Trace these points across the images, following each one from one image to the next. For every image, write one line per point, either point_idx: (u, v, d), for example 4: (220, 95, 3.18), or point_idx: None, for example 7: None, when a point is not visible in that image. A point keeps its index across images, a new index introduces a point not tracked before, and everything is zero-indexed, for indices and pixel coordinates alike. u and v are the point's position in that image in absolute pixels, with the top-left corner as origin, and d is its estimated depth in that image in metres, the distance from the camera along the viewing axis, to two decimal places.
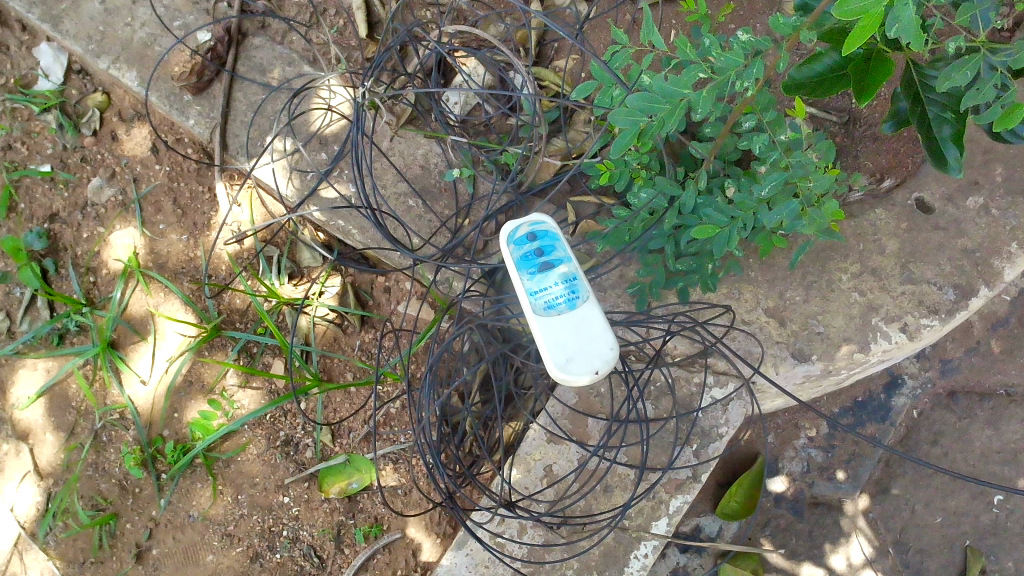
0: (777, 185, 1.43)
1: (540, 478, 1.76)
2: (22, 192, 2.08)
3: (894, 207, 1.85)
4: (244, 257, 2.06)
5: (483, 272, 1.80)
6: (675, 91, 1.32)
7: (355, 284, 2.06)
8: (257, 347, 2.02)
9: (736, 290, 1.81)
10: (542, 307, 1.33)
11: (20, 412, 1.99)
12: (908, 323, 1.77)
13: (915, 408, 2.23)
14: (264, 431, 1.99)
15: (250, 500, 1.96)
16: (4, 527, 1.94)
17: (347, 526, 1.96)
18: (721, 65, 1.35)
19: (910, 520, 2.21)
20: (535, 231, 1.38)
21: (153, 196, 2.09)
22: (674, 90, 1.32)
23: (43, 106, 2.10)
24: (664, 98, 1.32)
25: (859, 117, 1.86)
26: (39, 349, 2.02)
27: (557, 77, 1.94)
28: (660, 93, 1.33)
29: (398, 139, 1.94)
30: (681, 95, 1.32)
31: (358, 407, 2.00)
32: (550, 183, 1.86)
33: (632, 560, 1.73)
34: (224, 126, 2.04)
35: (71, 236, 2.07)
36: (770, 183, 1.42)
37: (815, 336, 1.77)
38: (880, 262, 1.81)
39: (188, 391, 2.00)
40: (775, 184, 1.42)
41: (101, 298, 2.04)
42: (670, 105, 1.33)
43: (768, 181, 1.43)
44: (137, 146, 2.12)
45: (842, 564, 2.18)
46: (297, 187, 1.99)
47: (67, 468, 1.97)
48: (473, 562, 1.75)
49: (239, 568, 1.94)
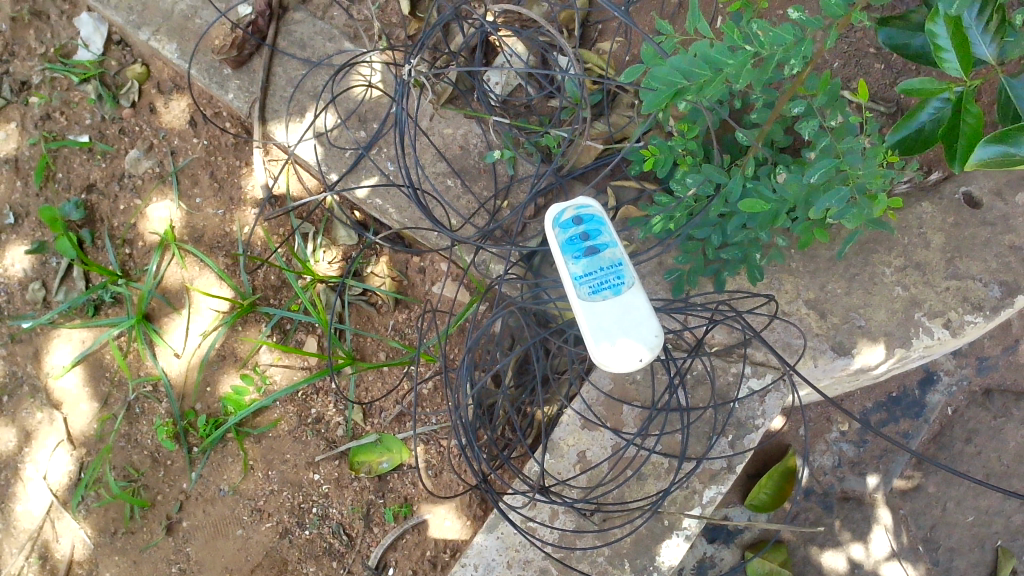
0: (827, 172, 1.38)
1: (573, 464, 1.75)
2: (59, 162, 2.08)
3: (941, 200, 1.82)
4: (280, 233, 2.05)
5: (522, 255, 1.80)
6: (720, 58, 1.28)
7: (390, 264, 2.05)
8: (291, 323, 2.02)
9: (777, 281, 1.80)
10: (587, 291, 1.32)
11: (55, 381, 2.00)
12: (951, 319, 1.75)
13: (949, 405, 2.20)
14: (296, 408, 1.99)
15: (280, 476, 1.96)
16: (37, 493, 1.97)
17: (377, 505, 1.96)
18: (769, 42, 1.32)
19: (941, 517, 2.19)
20: (581, 216, 1.38)
21: (191, 169, 2.08)
22: (719, 58, 1.28)
23: (82, 76, 2.10)
24: (707, 66, 1.29)
25: (907, 109, 1.86)
26: (74, 319, 2.02)
27: (599, 59, 1.92)
28: (704, 63, 1.29)
29: (438, 118, 1.93)
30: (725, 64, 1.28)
31: (391, 386, 1.99)
32: (591, 167, 1.84)
33: (663, 549, 1.71)
34: (264, 100, 2.03)
35: (108, 208, 2.08)
36: (819, 168, 1.38)
37: (856, 329, 1.76)
38: (924, 257, 1.79)
39: (221, 365, 2.00)
40: (824, 170, 1.38)
41: (136, 271, 2.05)
42: (714, 75, 1.30)
43: (817, 167, 1.38)
44: (175, 119, 2.11)
45: (862, 554, 2.16)
46: (334, 164, 1.98)
47: (100, 439, 1.98)
48: (503, 545, 1.74)
49: (269, 544, 1.94)
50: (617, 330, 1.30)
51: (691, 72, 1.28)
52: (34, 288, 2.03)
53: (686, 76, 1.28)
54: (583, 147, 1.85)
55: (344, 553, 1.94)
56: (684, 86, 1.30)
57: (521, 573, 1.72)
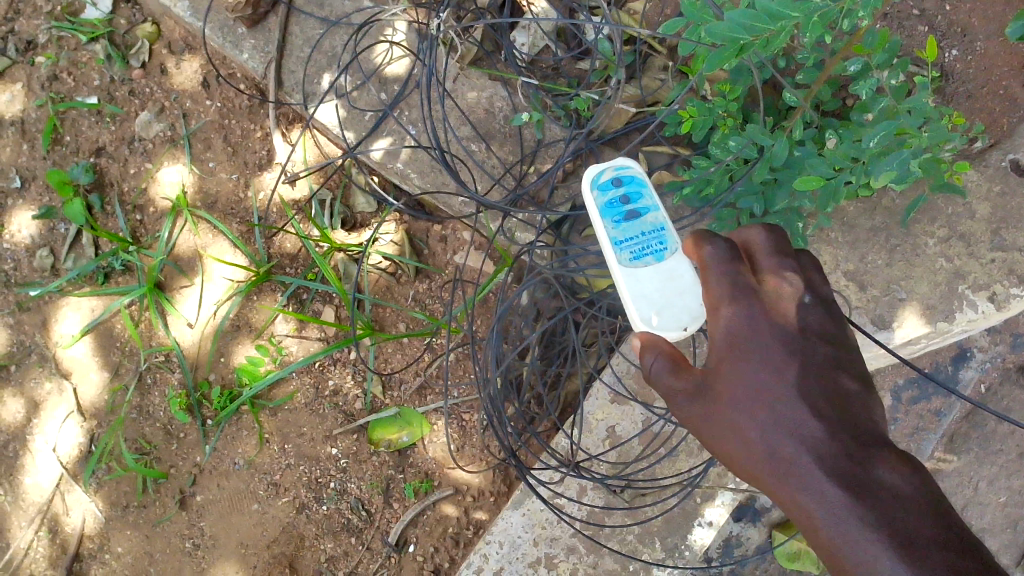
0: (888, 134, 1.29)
1: (603, 439, 1.69)
2: (67, 125, 2.01)
3: (988, 168, 1.74)
4: (298, 199, 1.98)
5: (551, 223, 1.74)
6: (784, 9, 1.13)
7: (409, 232, 1.97)
8: (307, 293, 1.95)
9: (815, 251, 1.73)
10: (629, 257, 1.25)
11: (63, 351, 1.94)
12: (996, 292, 1.68)
13: (983, 382, 2.13)
14: (313, 379, 1.93)
15: (296, 450, 1.91)
16: (47, 465, 1.92)
17: (396, 480, 1.89)
18: None
19: (972, 497, 2.14)
20: (620, 177, 1.31)
21: (203, 132, 2.01)
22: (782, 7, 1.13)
23: (90, 35, 2.01)
24: (771, 18, 1.14)
25: (952, 73, 1.76)
26: (84, 287, 1.96)
27: (631, 20, 1.83)
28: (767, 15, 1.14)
29: (462, 80, 1.85)
30: (789, 16, 1.13)
31: (412, 359, 1.92)
32: (622, 132, 1.78)
33: (695, 528, 1.66)
34: (280, 61, 1.95)
35: (118, 172, 2.01)
36: (880, 131, 1.28)
37: (897, 302, 1.70)
38: (970, 227, 1.71)
39: (236, 335, 1.94)
40: (885, 132, 1.29)
41: (147, 238, 1.98)
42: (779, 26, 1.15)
43: (878, 129, 1.29)
44: (187, 80, 2.03)
45: None
46: (354, 127, 1.91)
47: (112, 410, 1.93)
48: (529, 523, 1.68)
49: (286, 519, 1.88)
50: (660, 297, 1.23)
51: (752, 27, 1.14)
52: (42, 255, 1.96)
53: (747, 31, 1.14)
54: (614, 110, 1.78)
55: (363, 530, 1.88)
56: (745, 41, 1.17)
57: (548, 551, 1.67)
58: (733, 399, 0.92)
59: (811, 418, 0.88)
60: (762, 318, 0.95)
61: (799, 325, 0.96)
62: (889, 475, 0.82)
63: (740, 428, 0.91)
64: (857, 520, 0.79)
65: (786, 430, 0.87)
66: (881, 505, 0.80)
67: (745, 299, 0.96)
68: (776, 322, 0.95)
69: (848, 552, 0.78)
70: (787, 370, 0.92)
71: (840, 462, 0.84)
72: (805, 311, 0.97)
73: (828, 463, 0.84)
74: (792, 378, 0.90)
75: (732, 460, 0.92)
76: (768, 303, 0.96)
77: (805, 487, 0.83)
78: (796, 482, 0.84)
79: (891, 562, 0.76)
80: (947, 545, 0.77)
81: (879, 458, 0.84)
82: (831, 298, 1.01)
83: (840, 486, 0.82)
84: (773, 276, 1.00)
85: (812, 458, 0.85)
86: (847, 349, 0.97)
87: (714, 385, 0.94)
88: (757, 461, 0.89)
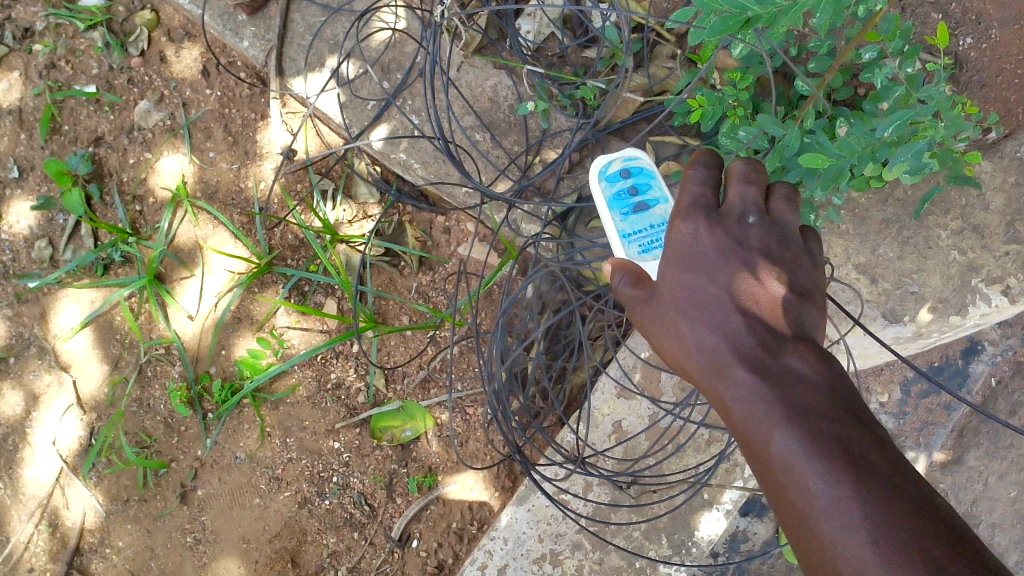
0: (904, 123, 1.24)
1: (609, 434, 1.67)
2: (65, 114, 1.98)
3: (1002, 159, 1.70)
4: (299, 189, 1.95)
5: (557, 214, 1.72)
6: None
7: (413, 223, 1.94)
8: (309, 285, 1.93)
9: (826, 243, 1.70)
10: (637, 250, 1.22)
11: (63, 343, 1.91)
12: (1010, 285, 1.66)
13: (994, 376, 2.09)
14: (315, 372, 1.90)
15: (299, 444, 1.88)
16: (46, 458, 1.90)
17: (400, 475, 1.87)
18: None
19: (982, 492, 2.11)
20: (628, 168, 1.28)
21: (203, 121, 1.98)
22: None
23: (88, 22, 1.98)
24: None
25: (965, 62, 1.69)
26: (83, 278, 1.93)
27: (638, 7, 1.79)
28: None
29: (466, 68, 1.82)
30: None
31: (415, 352, 1.90)
32: (629, 122, 1.75)
33: (702, 524, 1.64)
34: (281, 49, 1.91)
35: (117, 162, 1.98)
36: (895, 120, 1.23)
37: (908, 296, 1.67)
38: (983, 219, 1.68)
39: (237, 328, 1.92)
40: (901, 122, 1.23)
41: (147, 228, 1.95)
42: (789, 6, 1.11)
43: (893, 118, 1.24)
44: (187, 69, 2.00)
45: None
46: (356, 117, 1.88)
47: (112, 403, 1.91)
48: (534, 518, 1.66)
49: (288, 514, 1.86)
50: None
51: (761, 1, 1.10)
52: (40, 247, 1.94)
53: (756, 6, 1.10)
54: (621, 99, 1.74)
55: (366, 524, 1.86)
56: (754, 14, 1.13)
57: (553, 547, 1.65)
58: (671, 299, 0.99)
59: (735, 313, 0.95)
60: (705, 233, 1.01)
61: (738, 231, 1.02)
62: (801, 367, 0.89)
63: (677, 326, 0.98)
64: (768, 406, 0.86)
65: (712, 325, 0.95)
66: (792, 391, 0.87)
67: (693, 214, 1.02)
68: (719, 235, 1.01)
69: (756, 434, 0.86)
70: (720, 274, 0.98)
71: (761, 357, 0.91)
72: (753, 226, 1.02)
73: (751, 357, 0.91)
74: (723, 280, 0.98)
75: (672, 359, 1.00)
76: (716, 219, 1.02)
77: (728, 379, 0.91)
78: (720, 375, 0.92)
79: (782, 425, 0.84)
80: (837, 414, 0.84)
81: (796, 351, 0.91)
82: (792, 219, 1.05)
83: (759, 378, 0.89)
84: (730, 195, 1.05)
85: (734, 350, 0.92)
86: (800, 258, 1.03)
87: (659, 292, 1.01)
88: (690, 356, 0.96)
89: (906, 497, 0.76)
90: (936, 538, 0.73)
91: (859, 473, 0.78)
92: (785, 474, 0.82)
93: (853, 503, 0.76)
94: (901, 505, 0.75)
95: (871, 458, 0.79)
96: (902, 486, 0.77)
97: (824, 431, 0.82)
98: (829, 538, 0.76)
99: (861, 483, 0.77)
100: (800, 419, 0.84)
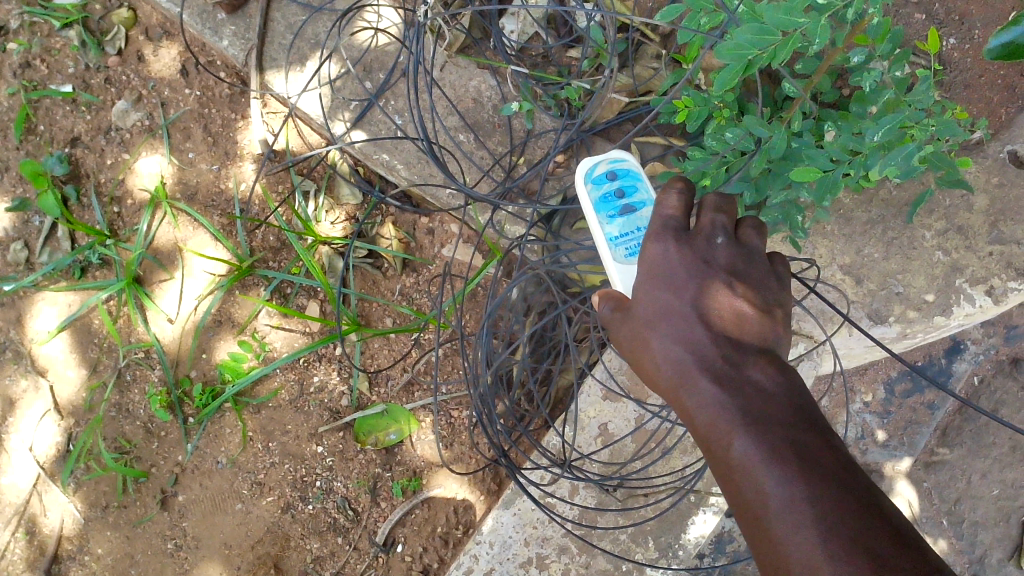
0: (893, 128, 1.25)
1: (595, 437, 1.66)
2: (41, 113, 1.94)
3: (986, 159, 1.71)
4: (280, 191, 1.92)
5: (542, 215, 1.70)
6: (788, 19, 1.13)
7: (396, 224, 1.92)
8: (291, 287, 1.90)
9: (811, 244, 1.70)
10: (624, 254, 1.20)
11: (39, 347, 1.88)
12: (994, 286, 1.66)
13: (976, 375, 2.10)
14: (297, 376, 1.88)
15: (281, 448, 1.86)
16: (23, 465, 1.86)
17: (384, 479, 1.86)
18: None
19: (965, 491, 2.12)
20: (615, 170, 1.27)
21: (182, 122, 1.95)
22: (786, 18, 1.14)
23: (64, 21, 1.94)
24: (776, 29, 1.15)
25: (949, 63, 1.69)
26: (59, 281, 1.90)
27: (622, 7, 1.78)
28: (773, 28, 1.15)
29: (449, 68, 1.80)
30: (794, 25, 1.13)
31: (400, 355, 1.88)
32: (613, 122, 1.73)
33: (689, 526, 1.63)
34: (261, 48, 1.88)
35: (94, 162, 1.94)
36: (884, 125, 1.24)
37: (893, 296, 1.67)
38: (967, 219, 1.68)
39: (218, 331, 1.89)
40: (890, 127, 1.24)
41: (125, 230, 1.92)
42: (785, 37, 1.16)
43: (882, 124, 1.25)
44: (166, 68, 1.97)
45: None
46: (338, 117, 1.85)
47: (90, 409, 1.87)
48: (520, 522, 1.65)
49: (270, 519, 1.84)
50: None
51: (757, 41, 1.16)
52: (16, 249, 1.90)
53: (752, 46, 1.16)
54: (606, 100, 1.73)
55: (350, 529, 1.84)
56: (753, 55, 1.18)
57: (540, 551, 1.64)
58: (641, 312, 0.99)
59: (700, 326, 0.95)
60: (674, 252, 1.00)
61: (708, 248, 1.01)
62: (762, 379, 0.90)
63: (645, 339, 0.98)
64: (728, 414, 0.87)
65: (678, 338, 0.95)
66: (754, 404, 0.87)
67: (663, 236, 1.01)
68: (688, 253, 1.00)
69: (716, 441, 0.87)
70: (687, 288, 0.98)
71: (723, 367, 0.92)
72: (722, 246, 1.01)
73: (713, 368, 0.92)
74: (689, 295, 0.97)
75: (640, 369, 0.99)
76: (687, 241, 1.01)
77: (691, 389, 0.91)
78: (685, 385, 0.92)
79: (744, 441, 0.84)
80: (796, 430, 0.85)
81: (757, 361, 0.92)
82: (758, 243, 1.04)
83: (722, 389, 0.89)
84: (702, 222, 1.04)
85: (699, 363, 0.92)
86: (766, 276, 1.02)
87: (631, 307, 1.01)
88: (656, 369, 0.96)
89: (855, 499, 0.79)
90: (880, 536, 0.76)
91: (817, 492, 0.79)
92: (742, 479, 0.83)
93: (806, 507, 0.78)
94: (850, 508, 0.78)
95: (826, 463, 0.81)
96: (852, 490, 0.80)
97: (782, 440, 0.83)
98: (782, 541, 0.78)
99: (815, 496, 0.78)
100: (758, 427, 0.85)
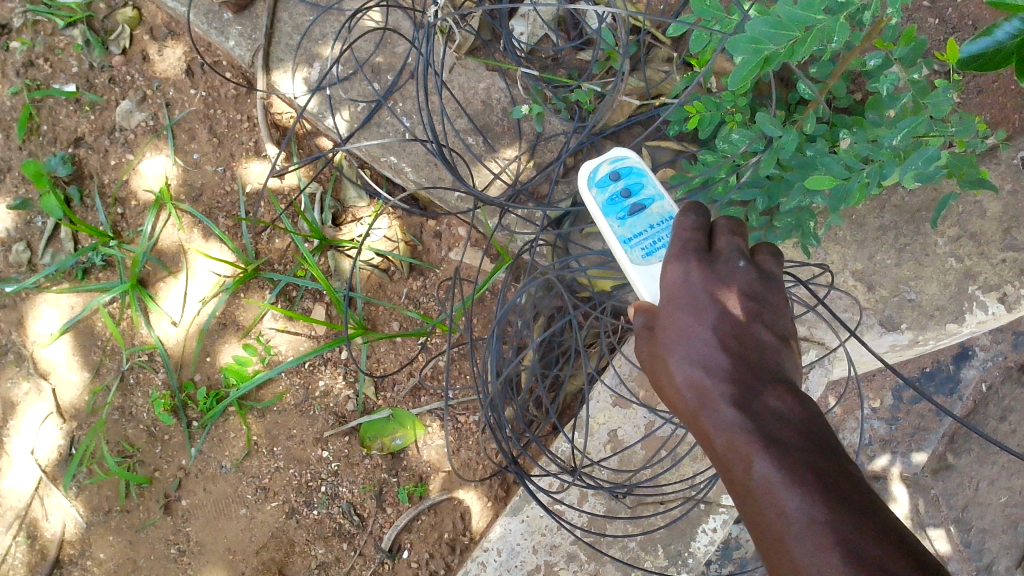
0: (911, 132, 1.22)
1: (604, 443, 1.64)
2: (44, 113, 1.92)
3: (998, 166, 1.69)
4: (286, 193, 1.90)
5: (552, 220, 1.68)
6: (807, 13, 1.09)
7: (403, 227, 1.91)
8: (297, 290, 1.88)
9: (823, 250, 1.69)
10: (641, 255, 1.19)
11: (41, 350, 1.86)
12: (1007, 293, 1.64)
13: (985, 381, 2.08)
14: (302, 380, 1.86)
15: (286, 453, 1.85)
16: (24, 468, 1.84)
17: (389, 484, 1.84)
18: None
19: (973, 497, 2.10)
20: (617, 170, 1.25)
21: (187, 122, 1.93)
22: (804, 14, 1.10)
23: (67, 20, 1.93)
24: (795, 23, 1.10)
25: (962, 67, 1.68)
26: (62, 283, 1.88)
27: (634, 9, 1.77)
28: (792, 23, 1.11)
29: (458, 70, 1.78)
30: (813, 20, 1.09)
31: (406, 359, 1.87)
32: (624, 126, 1.72)
33: (700, 534, 1.62)
34: (267, 48, 1.86)
35: (97, 163, 1.92)
36: (901, 128, 1.22)
37: (906, 303, 1.66)
38: (980, 226, 1.67)
39: (222, 334, 1.87)
40: (908, 130, 1.22)
41: (129, 232, 1.90)
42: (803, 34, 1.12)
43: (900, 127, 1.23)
44: (170, 68, 1.95)
45: None
46: (345, 119, 1.84)
47: (92, 412, 1.85)
48: (529, 529, 1.63)
49: (275, 524, 1.82)
50: None
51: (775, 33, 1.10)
52: (18, 250, 1.88)
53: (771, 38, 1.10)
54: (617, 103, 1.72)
55: (355, 535, 1.82)
56: (771, 50, 1.12)
57: (548, 559, 1.62)
58: (663, 334, 0.98)
59: (719, 349, 0.93)
60: (695, 272, 0.98)
61: (729, 269, 0.99)
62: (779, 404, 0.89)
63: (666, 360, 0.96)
64: (748, 437, 0.86)
65: (697, 360, 0.94)
66: (773, 429, 0.86)
67: (683, 253, 0.99)
68: (709, 274, 0.98)
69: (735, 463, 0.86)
70: (708, 310, 0.96)
71: (743, 390, 0.90)
72: (743, 269, 0.99)
73: (734, 390, 0.90)
74: (710, 317, 0.95)
75: (662, 390, 0.98)
76: (708, 263, 0.98)
77: (712, 411, 0.90)
78: (706, 408, 0.91)
79: (764, 464, 0.83)
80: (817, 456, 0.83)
81: (776, 388, 0.91)
82: (776, 269, 1.03)
83: (742, 413, 0.88)
84: (719, 244, 1.01)
85: (720, 385, 0.91)
86: (784, 303, 1.01)
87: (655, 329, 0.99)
88: (678, 392, 0.95)
89: (874, 523, 0.77)
90: (897, 556, 0.74)
91: (838, 515, 0.77)
92: (763, 500, 0.82)
93: (825, 528, 0.77)
94: (869, 530, 0.76)
95: (846, 487, 0.80)
96: (871, 515, 0.78)
97: (802, 462, 0.82)
98: (802, 559, 0.77)
99: (831, 515, 0.77)
100: (778, 449, 0.84)
